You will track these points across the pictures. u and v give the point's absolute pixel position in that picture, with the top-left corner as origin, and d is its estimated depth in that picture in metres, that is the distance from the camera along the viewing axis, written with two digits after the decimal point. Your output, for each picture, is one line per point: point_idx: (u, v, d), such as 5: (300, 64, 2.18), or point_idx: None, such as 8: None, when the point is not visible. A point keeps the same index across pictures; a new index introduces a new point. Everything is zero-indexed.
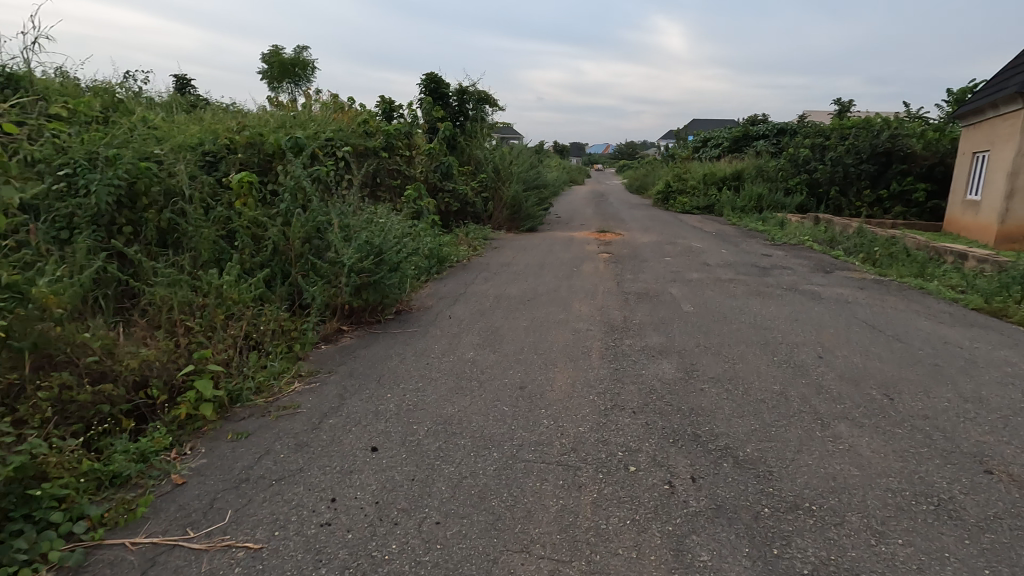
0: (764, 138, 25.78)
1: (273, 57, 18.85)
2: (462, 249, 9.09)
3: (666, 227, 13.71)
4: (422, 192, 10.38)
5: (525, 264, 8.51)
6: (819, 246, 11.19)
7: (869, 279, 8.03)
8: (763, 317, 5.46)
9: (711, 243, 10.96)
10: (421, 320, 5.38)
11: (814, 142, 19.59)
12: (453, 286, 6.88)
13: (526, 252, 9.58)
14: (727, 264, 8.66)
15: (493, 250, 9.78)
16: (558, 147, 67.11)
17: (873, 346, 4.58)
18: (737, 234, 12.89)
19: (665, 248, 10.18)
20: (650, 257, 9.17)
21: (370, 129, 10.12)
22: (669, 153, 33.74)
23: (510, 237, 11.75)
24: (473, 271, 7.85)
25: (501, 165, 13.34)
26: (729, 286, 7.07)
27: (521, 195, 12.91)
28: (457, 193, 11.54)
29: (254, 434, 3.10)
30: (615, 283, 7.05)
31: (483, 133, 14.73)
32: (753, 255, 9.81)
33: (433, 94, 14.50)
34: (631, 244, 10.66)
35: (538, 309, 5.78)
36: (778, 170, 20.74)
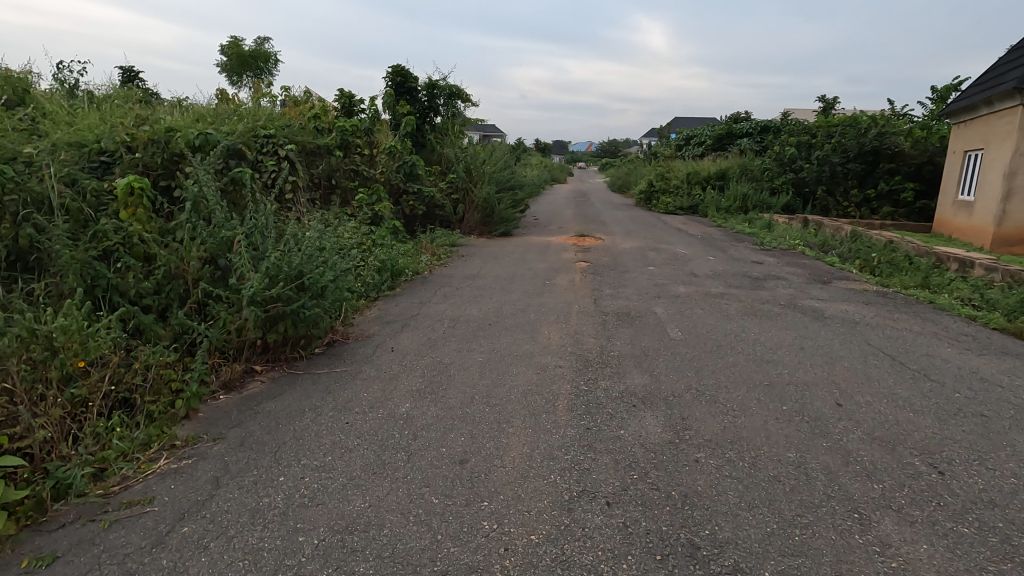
0: (748, 136, 25.17)
1: (232, 48, 17.70)
2: (422, 260, 8.17)
3: (649, 230, 12.92)
4: (382, 195, 9.40)
5: (492, 276, 7.61)
6: (811, 252, 10.47)
7: (872, 291, 7.29)
8: (762, 345, 4.66)
9: (698, 249, 10.18)
10: (356, 355, 4.46)
11: (799, 141, 19.00)
12: (405, 307, 5.96)
13: (496, 261, 8.69)
14: (716, 275, 7.86)
15: (461, 259, 8.87)
16: (539, 145, 66.15)
17: (898, 386, 3.80)
18: (724, 238, 12.16)
19: (649, 256, 9.36)
20: (631, 266, 8.34)
21: (322, 125, 9.15)
22: (651, 151, 33.05)
23: (481, 243, 10.84)
24: (433, 285, 6.94)
25: (472, 164, 12.41)
26: (721, 302, 6.25)
27: (494, 197, 11.97)
28: (422, 196, 10.57)
29: (64, 557, 2.17)
30: (591, 300, 6.21)
31: (455, 130, 13.79)
32: (743, 262, 9.04)
33: (400, 88, 13.56)
34: (611, 251, 9.82)
35: (499, 337, 4.91)
36: (763, 170, 20.11)
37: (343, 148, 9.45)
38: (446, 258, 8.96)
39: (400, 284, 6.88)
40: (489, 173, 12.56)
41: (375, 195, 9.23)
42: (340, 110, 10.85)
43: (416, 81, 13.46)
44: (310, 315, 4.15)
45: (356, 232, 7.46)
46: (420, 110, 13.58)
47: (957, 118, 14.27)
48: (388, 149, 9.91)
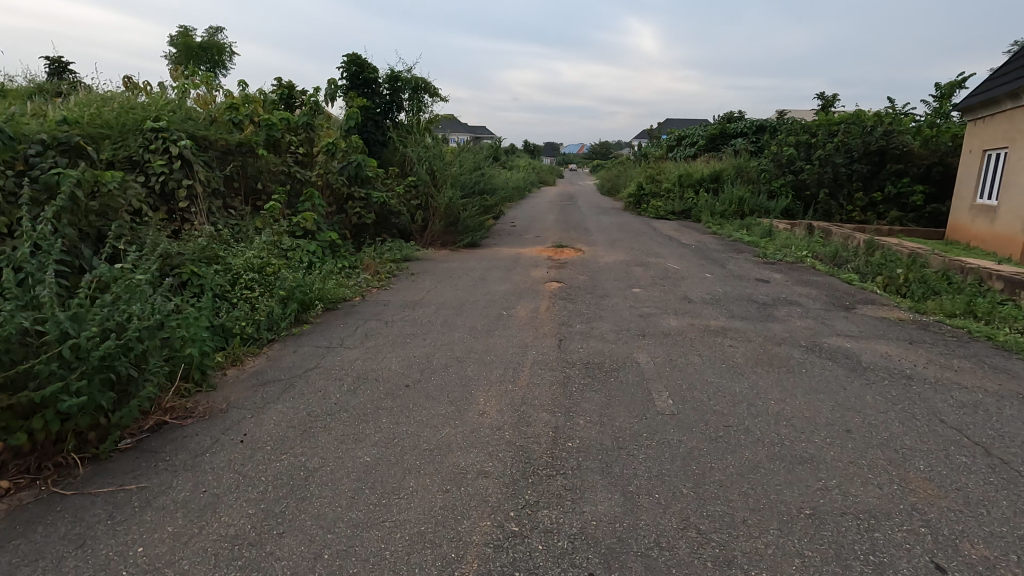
0: (742, 136, 23.91)
1: (181, 38, 16.27)
2: (354, 284, 6.68)
3: (637, 240, 11.49)
4: (317, 201, 7.90)
5: (438, 303, 6.13)
6: (822, 266, 9.06)
7: (908, 321, 5.87)
8: (787, 425, 3.21)
9: (692, 263, 8.76)
10: (183, 450, 2.95)
11: (799, 140, 17.70)
12: (303, 356, 4.44)
13: (449, 282, 7.21)
14: (714, 299, 6.42)
15: (409, 279, 7.39)
16: (527, 147, 64.63)
17: (1018, 522, 2.35)
18: (722, 249, 10.73)
19: (634, 273, 7.91)
20: (611, 288, 6.89)
21: (242, 120, 7.66)
22: (642, 152, 31.73)
23: (441, 256, 9.36)
24: (356, 319, 5.44)
25: (436, 165, 10.94)
26: (724, 342, 4.81)
27: (459, 203, 10.48)
28: (371, 202, 9.10)
29: None
30: (554, 342, 4.75)
31: (420, 128, 12.31)
32: (746, 281, 7.62)
33: (357, 80, 12.10)
34: (590, 266, 8.36)
35: (413, 410, 3.43)
36: (760, 171, 18.77)
37: (271, 146, 7.98)
38: (390, 277, 7.49)
39: (314, 318, 5.39)
40: (455, 176, 11.09)
41: (306, 204, 7.77)
42: (278, 102, 9.35)
43: (376, 73, 12.07)
44: (79, 403, 2.60)
45: (263, 252, 5.97)
46: (379, 105, 12.11)
47: (973, 114, 12.98)
48: (326, 147, 8.40)
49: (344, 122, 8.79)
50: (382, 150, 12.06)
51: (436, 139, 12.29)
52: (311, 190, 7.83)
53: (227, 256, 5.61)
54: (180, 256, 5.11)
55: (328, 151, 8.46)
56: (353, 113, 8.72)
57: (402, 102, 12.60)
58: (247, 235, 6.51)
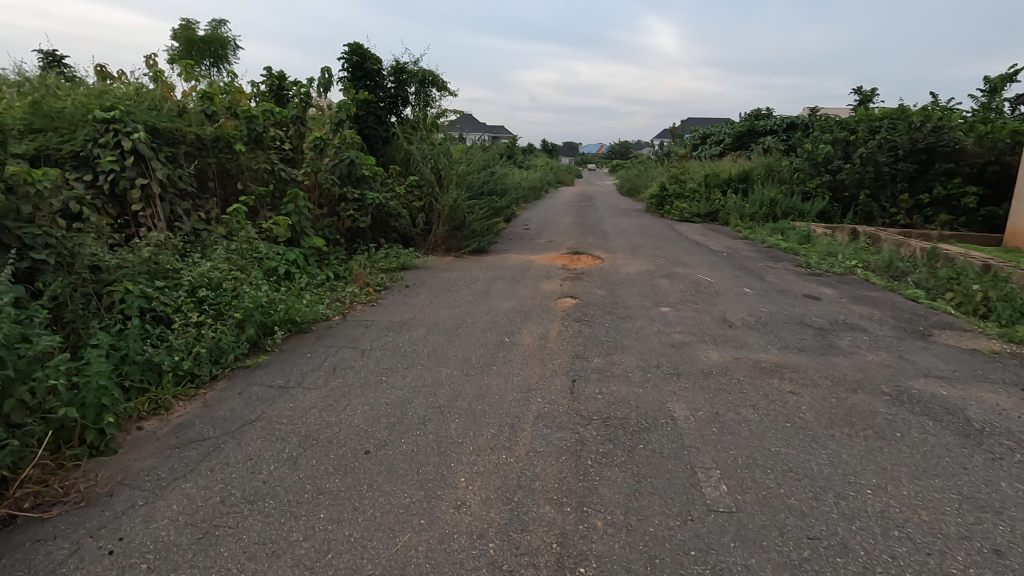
0: (771, 134, 22.59)
1: (182, 32, 15.63)
2: (335, 302, 5.77)
3: (661, 246, 10.43)
4: (302, 204, 7.02)
5: (431, 324, 5.19)
6: (876, 278, 7.93)
7: (1005, 353, 4.75)
8: (902, 541, 2.19)
9: (726, 274, 7.71)
10: (18, 571, 2.03)
11: (836, 137, 16.43)
12: (247, 402, 3.52)
13: (447, 298, 6.27)
14: (759, 322, 5.38)
15: (402, 293, 6.47)
16: (545, 146, 63.44)
17: None
18: (758, 257, 9.63)
19: (661, 287, 6.87)
20: (635, 306, 5.87)
21: (217, 112, 6.82)
22: (664, 151, 30.48)
23: (444, 264, 8.44)
24: (327, 348, 4.53)
25: (442, 163, 10.03)
26: (782, 386, 3.79)
27: (465, 204, 9.42)
28: (366, 204, 8.21)
29: None
30: (566, 383, 3.77)
31: (427, 124, 11.42)
32: (792, 299, 6.54)
33: (358, 71, 11.21)
34: (610, 278, 7.36)
35: (365, 500, 2.47)
36: (793, 171, 17.50)
37: (252, 142, 7.13)
38: (380, 291, 6.58)
39: (276, 344, 4.48)
40: (463, 175, 10.08)
41: (288, 207, 6.90)
42: (267, 94, 8.50)
43: (380, 64, 11.25)
44: None
45: (224, 264, 5.11)
46: (382, 98, 11.29)
47: None
48: (313, 143, 7.54)
49: (336, 115, 7.90)
50: (385, 147, 11.19)
51: (444, 136, 11.36)
52: (295, 191, 6.95)
53: (178, 269, 4.74)
54: (116, 271, 4.25)
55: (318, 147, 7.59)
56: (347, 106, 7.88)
57: (408, 96, 11.89)
58: (212, 244, 5.65)
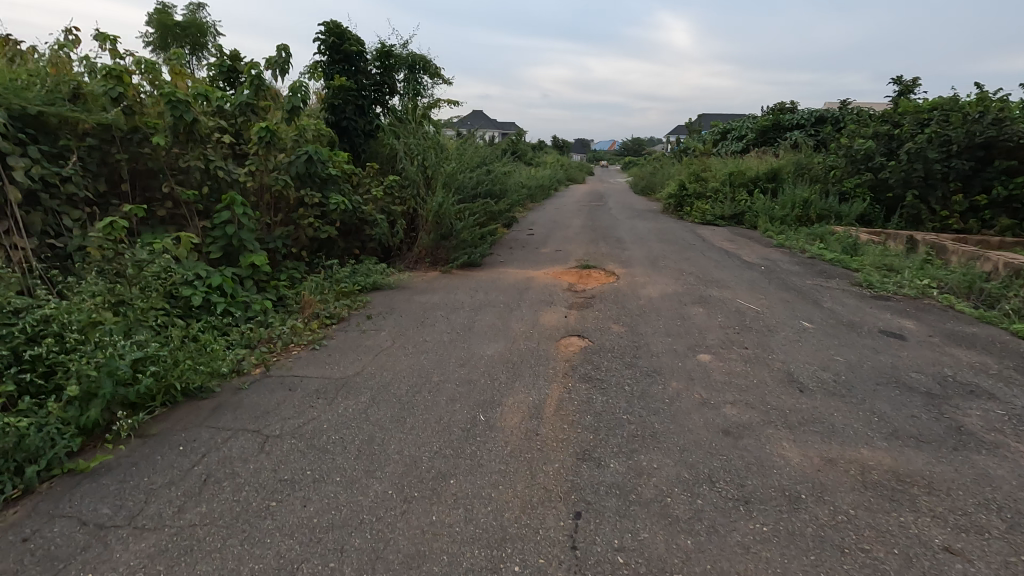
0: (798, 129, 20.88)
1: (154, 16, 14.28)
2: (260, 349, 4.32)
3: (687, 257, 8.89)
4: (241, 211, 5.64)
5: (380, 386, 3.72)
6: (962, 304, 6.32)
7: None
8: None
9: (774, 300, 6.16)
10: None
11: (877, 131, 14.74)
12: (18, 569, 2.07)
13: (415, 337, 4.80)
14: (839, 384, 3.85)
15: (360, 329, 5.01)
16: (555, 142, 61.55)
17: None
18: (803, 274, 8.06)
19: (695, 319, 5.33)
20: (663, 352, 4.36)
21: (132, 95, 5.42)
22: (680, 148, 28.75)
23: (425, 282, 6.97)
24: (216, 433, 3.08)
25: (429, 160, 8.59)
26: (926, 534, 2.27)
27: (454, 208, 7.83)
28: (329, 210, 6.80)
29: None
30: (562, 525, 2.30)
31: (416, 115, 10.00)
32: (867, 338, 4.99)
33: (336, 55, 9.70)
34: (628, 304, 5.85)
35: None
36: (828, 169, 15.79)
37: (181, 133, 5.74)
38: (332, 323, 5.14)
39: (136, 428, 3.05)
40: (454, 172, 8.50)
41: (222, 215, 5.48)
42: (216, 77, 7.09)
43: (362, 47, 9.80)
44: None
45: (94, 300, 3.71)
46: (366, 86, 9.90)
47: None
48: (255, 135, 6.06)
49: (290, 101, 6.45)
50: (367, 142, 9.75)
51: (435, 129, 9.91)
52: (231, 194, 5.55)
53: (14, 312, 3.34)
54: None
55: (262, 142, 6.09)
56: (303, 90, 6.46)
57: (395, 84, 10.55)
58: (97, 269, 4.26)
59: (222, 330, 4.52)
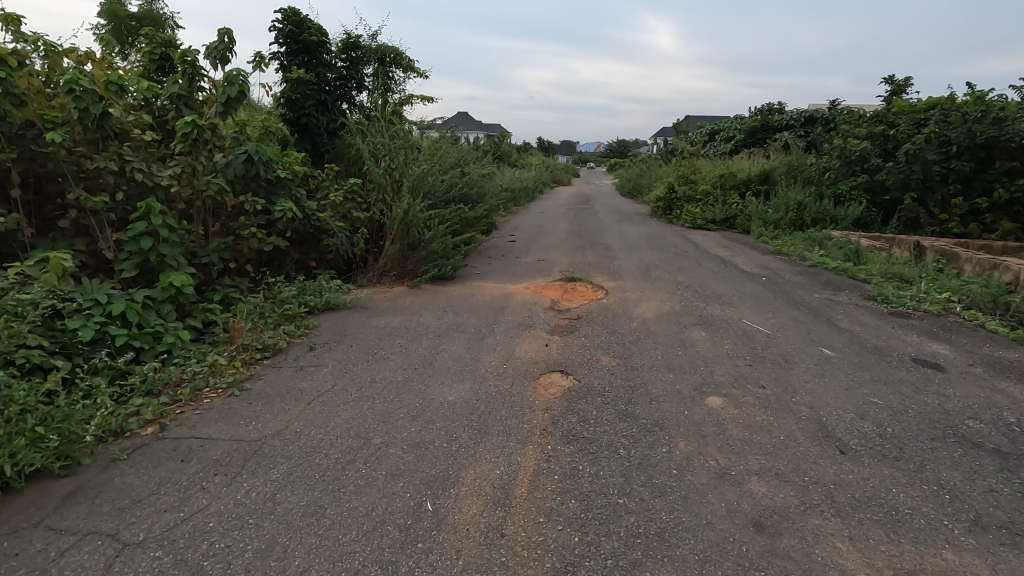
0: (787, 129, 20.34)
1: (105, 6, 13.22)
2: (160, 398, 3.45)
3: (681, 268, 8.13)
4: (161, 222, 4.75)
5: (301, 454, 2.86)
6: (993, 322, 5.60)
7: None
8: None
9: (785, 320, 5.40)
10: None
11: (872, 131, 14.17)
12: None
13: (361, 375, 3.93)
14: (886, 440, 3.06)
15: (297, 365, 4.14)
16: (540, 143, 60.74)
17: None
18: (810, 287, 7.31)
19: (699, 347, 4.53)
20: (665, 396, 3.55)
21: (24, 84, 4.52)
22: (667, 149, 28.13)
23: (388, 300, 6.11)
24: (54, 541, 2.21)
25: (396, 162, 7.73)
26: None
27: (422, 214, 6.95)
28: (276, 218, 5.93)
29: None
30: None
31: (385, 112, 9.13)
32: (901, 369, 4.23)
33: (295, 45, 8.79)
34: (620, 327, 5.05)
35: None
36: (822, 171, 15.18)
37: (90, 129, 4.83)
38: (264, 358, 4.27)
39: None
40: (423, 175, 7.64)
41: (136, 228, 4.61)
42: (147, 66, 6.18)
43: (324, 36, 8.90)
44: None
45: None
46: (330, 80, 9.02)
47: None
48: (181, 131, 5.15)
49: (225, 91, 5.54)
50: (330, 141, 8.86)
51: (406, 127, 9.05)
52: (147, 202, 4.68)
53: None
54: None
55: (189, 140, 5.18)
56: (240, 79, 5.55)
57: (363, 79, 9.69)
58: None
59: (118, 374, 3.64)
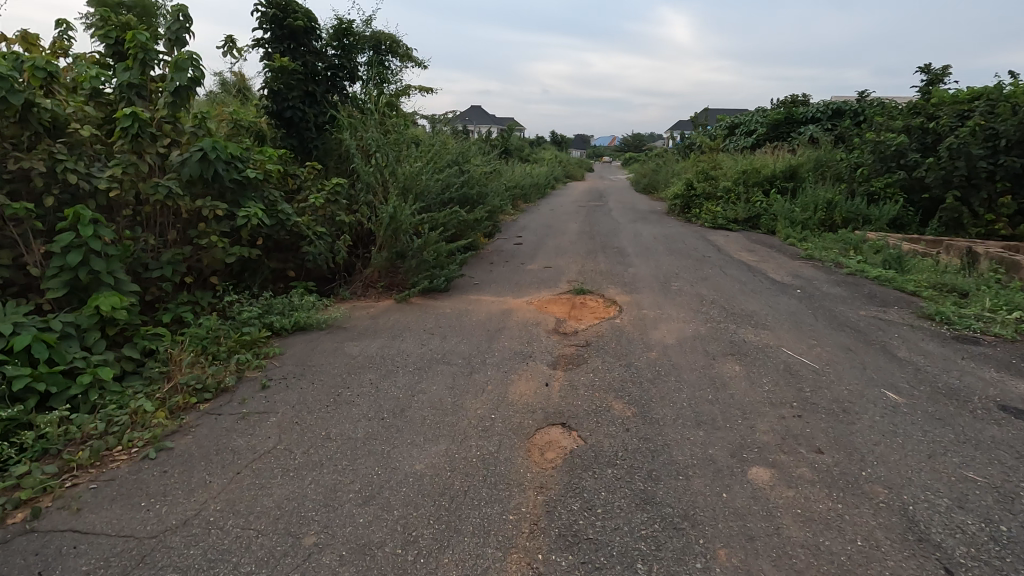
0: (813, 122, 19.20)
1: None
2: (53, 465, 2.72)
3: (704, 278, 7.27)
4: (92, 231, 4.02)
5: (202, 565, 2.11)
6: None
7: None
8: None
9: (833, 350, 4.54)
10: None
11: (909, 124, 13.07)
12: None
13: (314, 428, 3.18)
14: (1005, 550, 2.22)
15: (242, 411, 3.39)
16: (554, 138, 59.65)
17: None
18: (853, 302, 6.41)
19: (734, 389, 3.70)
20: (695, 469, 2.74)
21: None
22: (685, 144, 27.06)
23: (370, 319, 5.35)
24: None
25: (387, 159, 6.94)
26: None
27: (412, 219, 6.18)
28: (241, 225, 5.19)
29: None
30: None
31: (378, 104, 8.35)
32: (992, 423, 3.35)
33: (280, 30, 7.96)
34: (635, 359, 4.24)
35: None
36: (853, 167, 14.13)
37: (14, 124, 4.13)
38: (203, 400, 3.52)
39: None
40: (416, 174, 6.85)
41: (62, 240, 3.89)
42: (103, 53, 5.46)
43: (314, 21, 8.11)
44: None
45: None
46: (319, 69, 8.24)
47: None
48: (120, 124, 4.43)
49: (172, 78, 4.77)
50: (319, 135, 8.10)
51: (402, 120, 8.27)
52: (76, 208, 3.96)
53: None
54: None
55: (130, 135, 4.45)
56: (187, 62, 4.77)
57: (357, 68, 8.90)
58: None
59: (9, 428, 2.93)
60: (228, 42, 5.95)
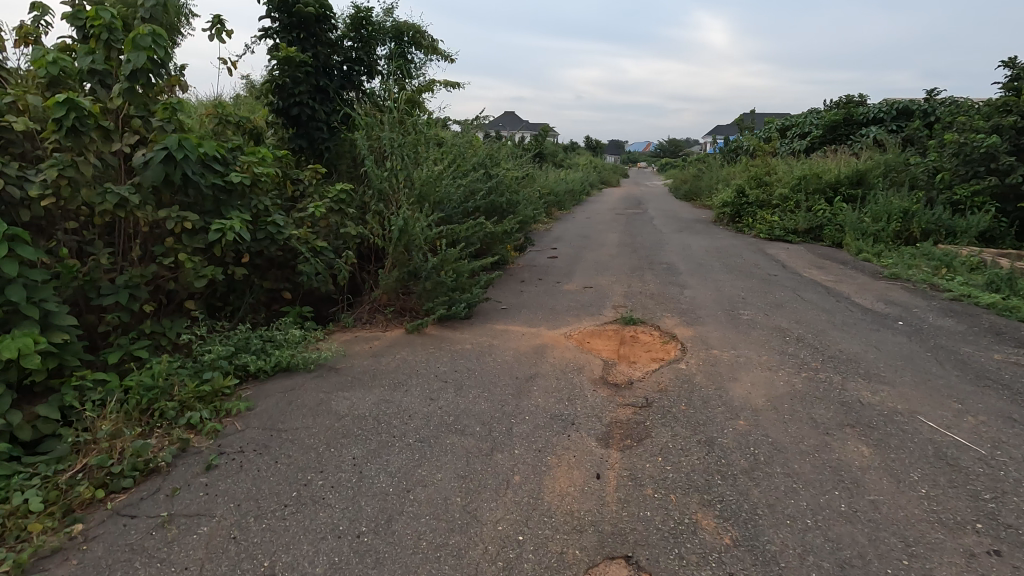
0: (875, 124, 17.52)
1: None
2: None
3: (779, 304, 6.04)
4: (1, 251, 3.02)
5: None
6: None
7: None
8: None
9: (990, 421, 3.30)
10: None
11: (1000, 122, 11.43)
12: None
13: (257, 551, 2.16)
14: None
15: (168, 509, 2.41)
16: (588, 144, 58.37)
17: None
18: (978, 341, 5.08)
19: (874, 494, 2.53)
20: None
21: None
22: (730, 149, 25.51)
23: (372, 356, 4.36)
24: None
25: (403, 161, 5.97)
26: None
27: (427, 232, 5.17)
28: (217, 240, 4.27)
29: None
30: None
31: (398, 101, 7.42)
32: None
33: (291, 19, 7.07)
34: (716, 431, 3.10)
35: None
36: (930, 172, 12.54)
37: None
38: (119, 492, 2.53)
39: None
40: (435, 179, 5.85)
41: None
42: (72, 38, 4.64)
43: (329, 10, 7.24)
44: None
45: None
46: (334, 63, 7.37)
47: None
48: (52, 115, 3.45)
49: (129, 61, 3.85)
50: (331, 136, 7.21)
51: (423, 118, 7.31)
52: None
53: None
54: None
55: (64, 129, 3.49)
56: (146, 40, 3.84)
57: (377, 62, 8.00)
58: None
59: None
60: (215, 21, 5.08)
